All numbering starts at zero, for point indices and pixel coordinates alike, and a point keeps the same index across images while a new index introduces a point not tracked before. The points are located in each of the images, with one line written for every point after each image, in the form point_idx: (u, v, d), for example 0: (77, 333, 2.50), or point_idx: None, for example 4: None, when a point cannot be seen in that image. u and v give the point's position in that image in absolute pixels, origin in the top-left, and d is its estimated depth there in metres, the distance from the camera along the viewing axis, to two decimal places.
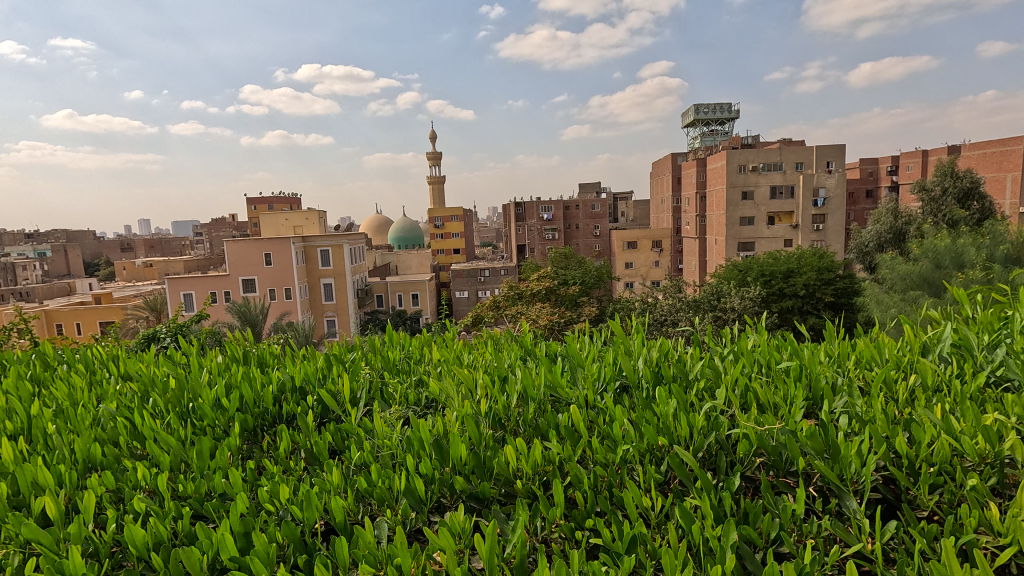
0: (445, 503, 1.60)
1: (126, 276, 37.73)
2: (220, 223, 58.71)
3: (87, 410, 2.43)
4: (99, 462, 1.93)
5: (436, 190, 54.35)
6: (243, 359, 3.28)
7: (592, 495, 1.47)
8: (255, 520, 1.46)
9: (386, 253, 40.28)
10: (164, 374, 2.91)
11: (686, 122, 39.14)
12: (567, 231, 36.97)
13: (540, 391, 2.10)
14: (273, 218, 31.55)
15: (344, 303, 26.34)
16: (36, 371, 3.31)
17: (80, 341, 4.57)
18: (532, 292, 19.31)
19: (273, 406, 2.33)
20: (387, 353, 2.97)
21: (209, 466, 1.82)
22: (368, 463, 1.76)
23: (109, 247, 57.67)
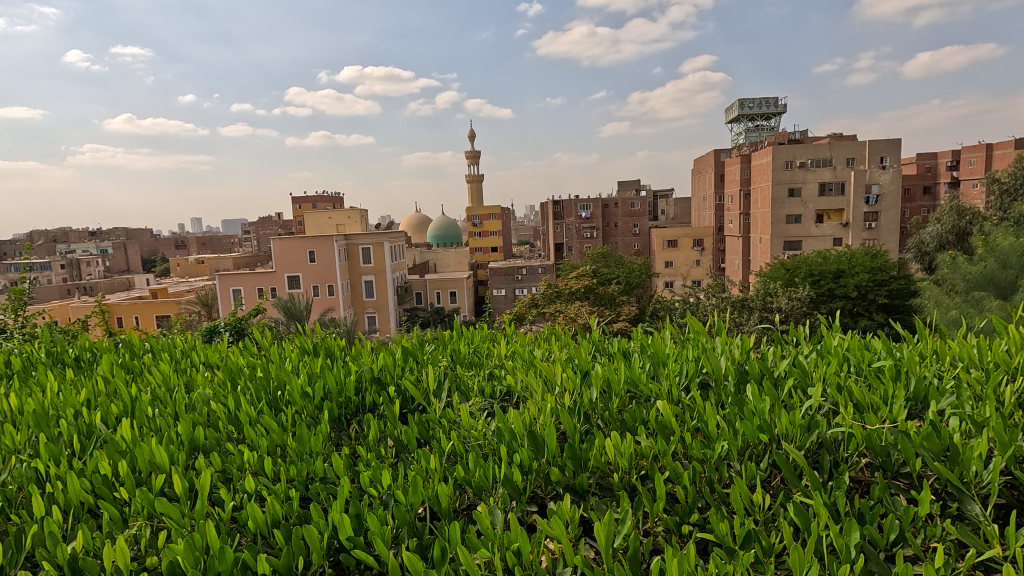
0: (542, 495, 1.62)
1: (180, 272, 39.67)
2: (266, 221, 60.77)
3: (183, 394, 2.58)
4: (202, 444, 2.03)
5: (474, 187, 54.68)
6: (313, 351, 3.40)
7: (694, 490, 1.46)
8: (362, 504, 1.50)
9: (425, 250, 40.90)
10: (248, 363, 3.06)
11: (730, 117, 38.18)
12: (605, 229, 36.63)
13: (621, 386, 2.09)
14: (317, 216, 32.57)
15: (384, 300, 26.96)
16: (127, 360, 3.52)
17: (152, 331, 4.82)
18: (570, 291, 19.19)
19: (357, 396, 2.40)
20: (456, 346, 3.00)
21: (307, 451, 1.91)
22: (459, 453, 1.80)
23: (165, 244, 60.54)
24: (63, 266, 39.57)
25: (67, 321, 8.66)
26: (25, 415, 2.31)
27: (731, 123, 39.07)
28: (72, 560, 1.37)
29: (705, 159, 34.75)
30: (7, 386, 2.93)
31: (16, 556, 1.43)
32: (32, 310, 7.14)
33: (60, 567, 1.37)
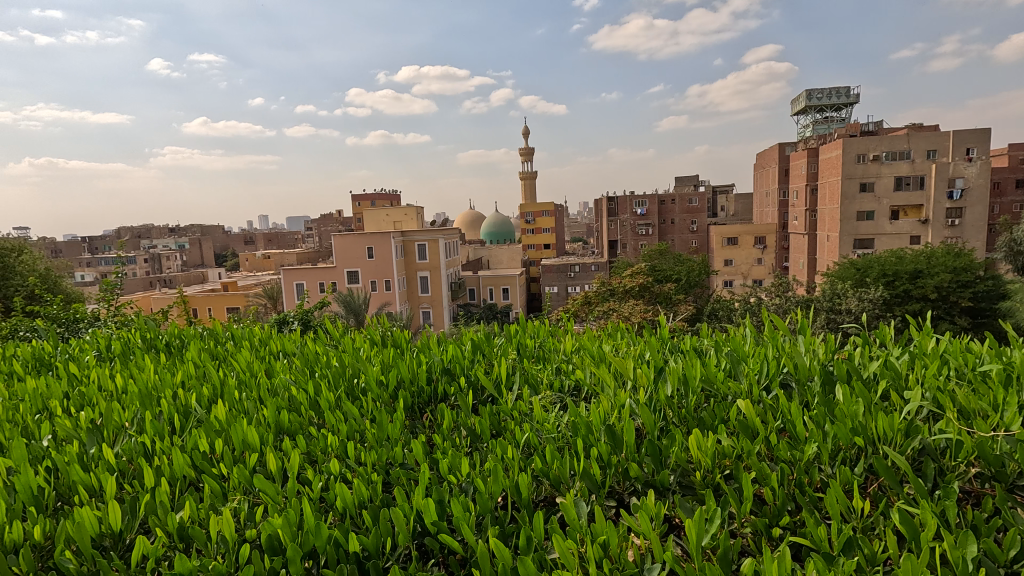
0: (620, 490, 1.61)
1: (248, 266, 41.82)
2: (327, 217, 63.16)
3: (267, 380, 2.72)
4: (287, 427, 2.12)
5: (528, 185, 54.72)
6: (381, 342, 3.48)
7: (782, 494, 1.41)
8: (444, 489, 1.53)
9: (478, 247, 41.34)
10: (323, 351, 3.18)
11: (797, 108, 36.34)
12: (661, 226, 35.78)
13: (697, 382, 2.02)
14: (375, 213, 33.51)
15: (438, 295, 27.49)
16: (212, 347, 3.75)
17: (226, 320, 5.07)
18: (625, 288, 18.84)
19: (429, 386, 2.45)
20: (522, 340, 3.00)
21: (387, 437, 1.97)
22: (534, 445, 1.81)
23: (235, 240, 64.01)
24: (145, 261, 42.62)
25: (149, 311, 9.31)
26: (131, 394, 2.50)
27: (798, 115, 37.19)
28: (182, 527, 1.47)
29: (769, 153, 33.28)
30: (114, 368, 3.19)
31: (133, 522, 1.55)
32: (121, 300, 7.71)
33: (170, 534, 1.47)
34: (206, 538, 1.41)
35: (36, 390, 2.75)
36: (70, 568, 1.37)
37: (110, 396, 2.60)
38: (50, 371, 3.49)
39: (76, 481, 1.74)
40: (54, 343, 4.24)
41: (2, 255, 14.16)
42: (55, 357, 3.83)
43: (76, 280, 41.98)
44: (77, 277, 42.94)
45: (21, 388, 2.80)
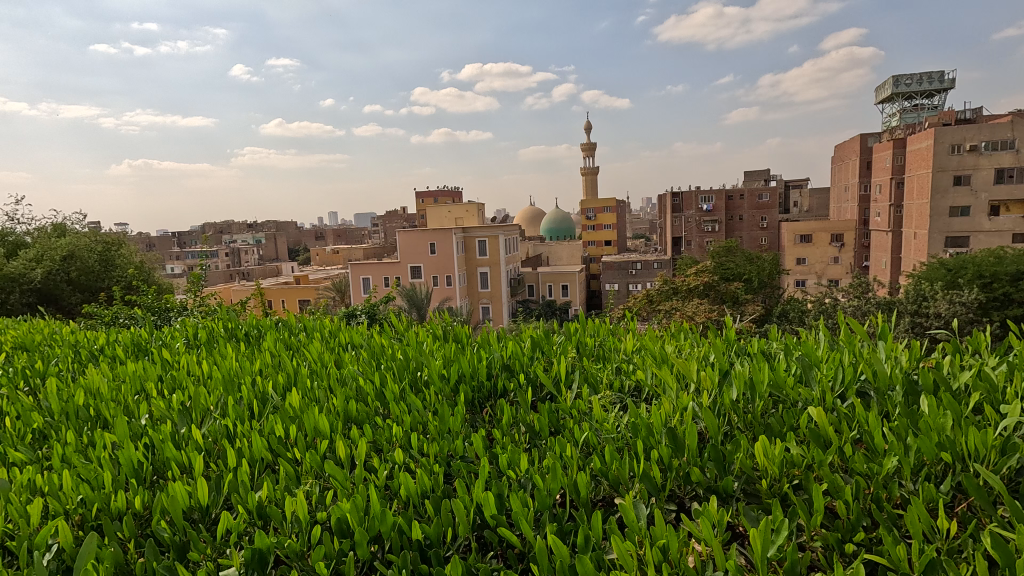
0: (681, 494, 1.57)
1: (319, 261, 43.84)
2: (392, 214, 65.11)
3: (337, 370, 2.85)
4: (354, 416, 2.22)
5: (589, 180, 54.11)
6: (443, 337, 3.56)
7: (857, 508, 1.33)
8: (504, 484, 1.56)
9: (538, 243, 41.36)
10: (389, 344, 3.29)
11: (882, 96, 33.87)
12: (729, 223, 34.45)
13: (765, 387, 1.94)
14: (437, 210, 34.24)
15: (498, 291, 27.79)
16: (288, 338, 3.96)
17: (299, 312, 5.34)
18: (689, 287, 18.26)
19: (489, 382, 2.49)
20: (583, 338, 2.98)
21: (448, 430, 2.02)
22: (593, 445, 1.80)
23: (306, 236, 67.28)
24: (226, 255, 45.65)
25: (232, 303, 9.97)
26: (216, 380, 2.70)
27: (883, 103, 34.65)
28: (261, 507, 1.57)
29: (849, 145, 31.24)
30: (201, 354, 3.45)
31: (218, 499, 1.68)
32: (207, 291, 8.29)
33: (251, 511, 1.58)
34: (281, 517, 1.50)
35: (136, 373, 3.03)
36: (165, 537, 1.50)
37: (198, 380, 2.82)
38: (147, 356, 3.82)
39: (169, 458, 1.91)
40: (150, 330, 4.63)
41: (107, 250, 15.67)
42: (150, 343, 4.17)
43: (167, 273, 45.56)
44: (168, 270, 46.59)
45: (123, 371, 3.10)
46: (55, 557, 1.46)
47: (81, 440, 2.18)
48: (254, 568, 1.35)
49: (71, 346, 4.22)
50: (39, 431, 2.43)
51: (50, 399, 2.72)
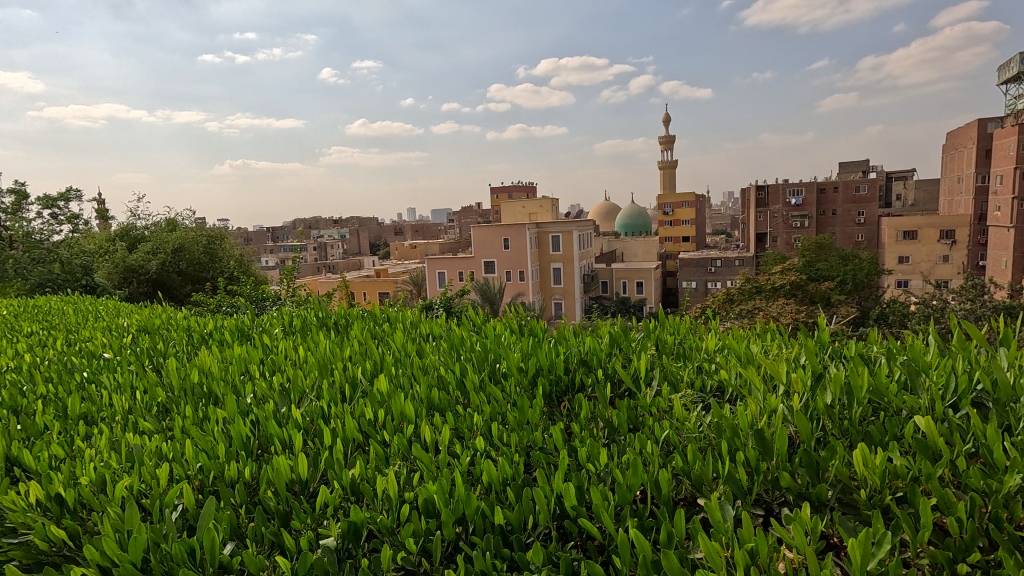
0: (769, 500, 1.52)
1: (398, 256, 45.62)
2: (468, 210, 66.42)
3: (419, 359, 2.98)
4: (436, 403, 2.30)
5: (667, 174, 52.52)
6: (520, 330, 3.61)
7: (971, 527, 1.23)
8: (583, 476, 1.57)
9: (613, 240, 40.69)
10: (469, 336, 3.39)
11: (1006, 76, 30.28)
12: (820, 218, 32.27)
13: (864, 391, 1.81)
14: (512, 205, 34.58)
15: (571, 287, 27.63)
16: (373, 328, 4.17)
17: (380, 304, 5.61)
18: (773, 287, 17.34)
19: (566, 376, 2.50)
20: (663, 336, 2.91)
21: (526, 421, 2.06)
22: (674, 444, 1.77)
23: (387, 231, 70.14)
24: (314, 249, 48.55)
25: (319, 295, 10.59)
26: (311, 364, 2.91)
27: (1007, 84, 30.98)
28: (353, 483, 1.68)
29: (965, 131, 28.25)
30: (295, 341, 3.73)
31: (315, 474, 1.82)
32: (298, 283, 8.88)
33: (345, 487, 1.69)
34: (373, 495, 1.60)
35: (240, 356, 3.32)
36: (271, 505, 1.63)
37: (295, 364, 3.05)
38: (249, 341, 4.17)
39: (272, 434, 2.08)
40: (250, 317, 5.05)
41: (212, 246, 16.94)
42: (252, 329, 4.53)
43: (263, 265, 49.16)
44: (263, 263, 50.27)
45: (230, 354, 3.41)
46: (181, 514, 1.64)
47: (197, 415, 2.43)
48: (349, 539, 1.44)
49: (186, 330, 4.68)
50: (162, 404, 2.72)
51: (171, 376, 3.04)
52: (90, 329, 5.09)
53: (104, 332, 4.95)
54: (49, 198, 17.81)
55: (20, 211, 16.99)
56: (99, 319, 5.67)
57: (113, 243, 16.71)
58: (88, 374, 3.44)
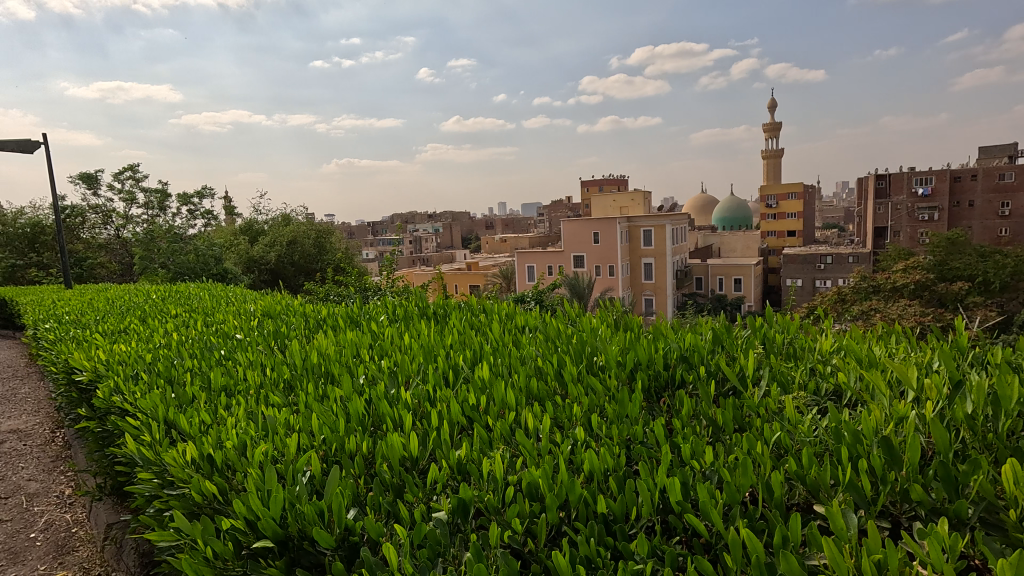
0: (896, 512, 1.40)
1: (488, 249, 46.62)
2: (558, 204, 66.40)
3: (516, 350, 3.05)
4: (535, 393, 2.35)
5: (772, 164, 49.21)
6: (615, 325, 3.57)
7: None
8: (687, 472, 1.55)
9: (709, 234, 38.90)
10: (567, 329, 3.40)
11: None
12: (953, 210, 28.80)
13: (1015, 404, 1.61)
14: (603, 199, 34.10)
15: (663, 283, 26.86)
16: (469, 319, 4.32)
17: (474, 296, 5.81)
18: (894, 287, 15.82)
19: (666, 371, 2.44)
20: (771, 334, 2.76)
21: (624, 414, 2.05)
22: (787, 447, 1.69)
23: (479, 225, 71.87)
24: (411, 243, 50.91)
25: (417, 285, 11.11)
26: (415, 351, 3.08)
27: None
28: (460, 463, 1.77)
29: None
30: (399, 328, 3.96)
31: (425, 452, 1.93)
32: (398, 274, 9.39)
33: (453, 467, 1.78)
34: (480, 475, 1.68)
35: (352, 340, 3.60)
36: (387, 478, 1.75)
37: (401, 350, 3.24)
38: (358, 327, 4.50)
39: (384, 413, 2.24)
40: (357, 305, 5.44)
41: (321, 240, 18.34)
42: (360, 317, 4.86)
43: (364, 257, 52.36)
44: (364, 255, 53.56)
45: (343, 338, 3.70)
46: (309, 480, 1.82)
47: (317, 392, 2.66)
48: (459, 514, 1.53)
49: (303, 315, 5.12)
50: (288, 380, 3.01)
51: (294, 356, 3.35)
52: (224, 312, 5.72)
53: (235, 315, 5.55)
54: (187, 196, 20.18)
55: (164, 207, 19.37)
56: (231, 303, 6.35)
57: (238, 235, 18.59)
58: (225, 352, 3.87)
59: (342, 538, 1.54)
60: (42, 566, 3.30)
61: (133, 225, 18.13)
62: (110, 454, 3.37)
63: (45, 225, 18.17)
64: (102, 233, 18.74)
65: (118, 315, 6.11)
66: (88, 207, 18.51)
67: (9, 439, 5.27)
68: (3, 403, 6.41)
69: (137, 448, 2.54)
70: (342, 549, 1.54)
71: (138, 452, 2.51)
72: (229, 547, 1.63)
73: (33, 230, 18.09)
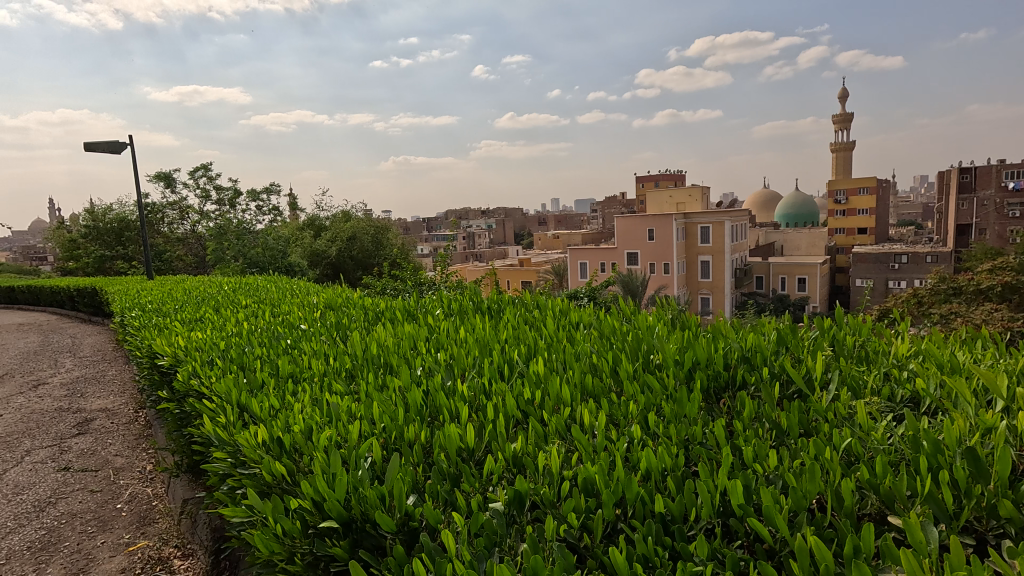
0: (980, 528, 1.31)
1: (541, 246, 46.57)
2: (612, 200, 65.47)
3: (572, 346, 3.03)
4: (590, 389, 2.33)
5: (842, 157, 46.62)
6: (672, 323, 3.50)
7: None
8: (749, 476, 1.50)
9: (771, 231, 37.29)
10: (622, 327, 3.35)
11: None
12: None
13: None
14: (658, 194, 33.36)
15: (721, 282, 26.06)
16: (523, 314, 4.33)
17: (525, 292, 5.81)
18: (979, 288, 14.64)
19: (728, 371, 2.37)
20: (840, 336, 2.62)
21: (683, 414, 2.00)
22: (859, 455, 1.60)
23: (531, 221, 71.99)
24: (464, 238, 51.57)
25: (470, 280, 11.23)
26: (471, 345, 3.13)
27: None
28: (515, 456, 1.79)
29: None
30: (455, 322, 4.03)
31: (481, 444, 1.96)
32: (451, 270, 9.52)
33: (508, 459, 1.80)
34: (534, 468, 1.70)
35: (410, 333, 3.69)
36: (444, 467, 1.79)
37: (457, 344, 3.29)
38: (415, 320, 4.61)
39: (441, 404, 2.29)
40: (414, 299, 5.56)
41: (379, 234, 18.89)
42: (417, 310, 4.97)
43: (419, 253, 53.43)
44: (419, 251, 54.77)
45: (400, 330, 3.81)
46: (370, 466, 1.89)
47: (377, 382, 2.76)
48: (514, 506, 1.55)
49: (363, 308, 5.29)
50: (349, 370, 3.12)
51: (355, 347, 3.48)
52: (290, 304, 5.99)
53: (299, 307, 5.80)
54: (256, 192, 21.26)
55: (234, 203, 20.48)
56: (296, 295, 6.64)
57: (302, 230, 19.43)
58: (291, 341, 4.06)
59: (403, 522, 1.60)
60: (127, 535, 3.58)
61: (206, 221, 19.26)
62: (187, 433, 3.61)
63: (129, 221, 19.57)
64: (180, 228, 19.98)
65: (194, 305, 6.53)
66: (166, 203, 19.70)
67: (99, 417, 5.74)
68: (94, 384, 6.99)
69: (213, 429, 2.71)
70: (402, 533, 1.59)
71: (214, 432, 2.67)
72: (296, 525, 1.72)
73: (119, 225, 19.57)
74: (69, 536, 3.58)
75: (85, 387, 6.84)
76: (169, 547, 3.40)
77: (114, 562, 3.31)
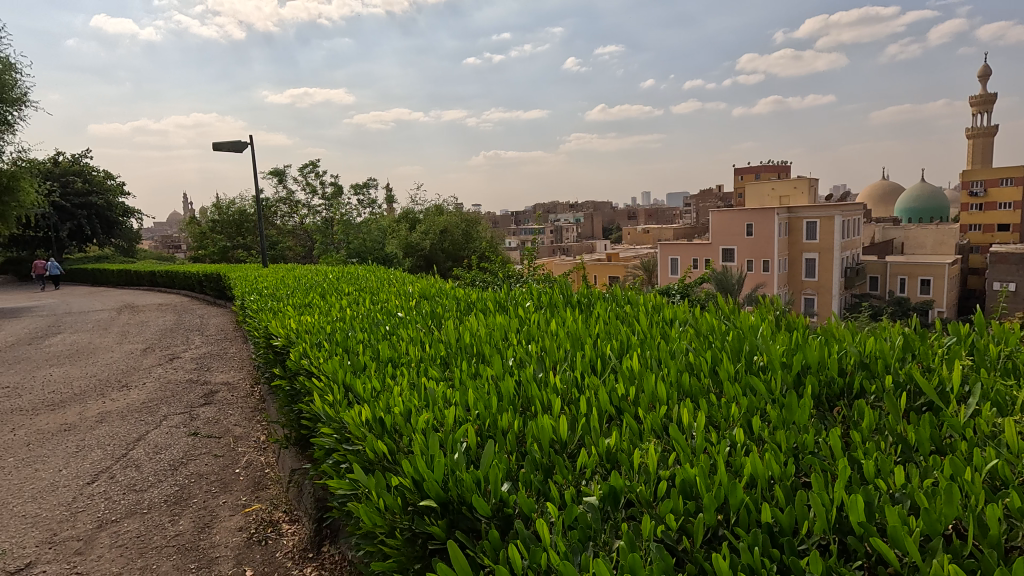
0: None
1: (630, 240, 45.50)
2: (707, 194, 62.61)
3: (666, 343, 2.93)
4: (688, 388, 2.23)
5: (980, 145, 41.33)
6: (776, 323, 3.29)
7: None
8: (871, 491, 1.37)
9: (889, 227, 33.85)
10: (721, 325, 3.19)
11: None
12: None
13: None
14: (760, 187, 31.44)
15: (827, 281, 24.13)
16: (614, 309, 4.26)
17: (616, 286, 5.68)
18: None
19: (844, 378, 2.17)
20: (982, 345, 2.32)
21: (792, 420, 1.87)
22: (1012, 481, 1.40)
23: (620, 215, 70.72)
24: (551, 232, 51.63)
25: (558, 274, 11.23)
26: (562, 339, 3.13)
27: None
28: (609, 452, 1.77)
29: None
30: (545, 315, 4.04)
31: (574, 438, 1.95)
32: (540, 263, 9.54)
33: (602, 454, 1.77)
34: (630, 465, 1.66)
35: (501, 324, 3.75)
36: (537, 457, 1.81)
37: (548, 336, 3.30)
38: (505, 311, 4.69)
39: (534, 395, 2.30)
40: (504, 291, 5.63)
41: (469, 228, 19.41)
42: (506, 302, 5.05)
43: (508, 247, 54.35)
44: (507, 244, 55.67)
45: (491, 321, 3.87)
46: (466, 450, 1.95)
47: (469, 369, 2.83)
48: (609, 502, 1.52)
49: (454, 299, 5.46)
50: (443, 357, 3.22)
51: (448, 335, 3.59)
52: (387, 292, 6.32)
53: (396, 295, 6.11)
54: (357, 186, 22.55)
55: (338, 198, 21.86)
56: (393, 285, 6.99)
57: (398, 223, 20.43)
58: (390, 327, 4.29)
59: (497, 508, 1.63)
60: (244, 497, 3.97)
61: (313, 215, 20.73)
62: (297, 409, 3.92)
63: (248, 213, 21.53)
64: (290, 221, 21.67)
65: (302, 292, 7.05)
66: (279, 199, 21.42)
67: (221, 390, 6.39)
68: (217, 359, 7.81)
69: (321, 406, 2.90)
70: (497, 518, 1.62)
71: (322, 409, 2.87)
72: (397, 502, 1.81)
73: (239, 217, 21.61)
74: (197, 494, 4.02)
75: (210, 362, 7.65)
76: (279, 512, 3.72)
77: (233, 520, 3.67)
